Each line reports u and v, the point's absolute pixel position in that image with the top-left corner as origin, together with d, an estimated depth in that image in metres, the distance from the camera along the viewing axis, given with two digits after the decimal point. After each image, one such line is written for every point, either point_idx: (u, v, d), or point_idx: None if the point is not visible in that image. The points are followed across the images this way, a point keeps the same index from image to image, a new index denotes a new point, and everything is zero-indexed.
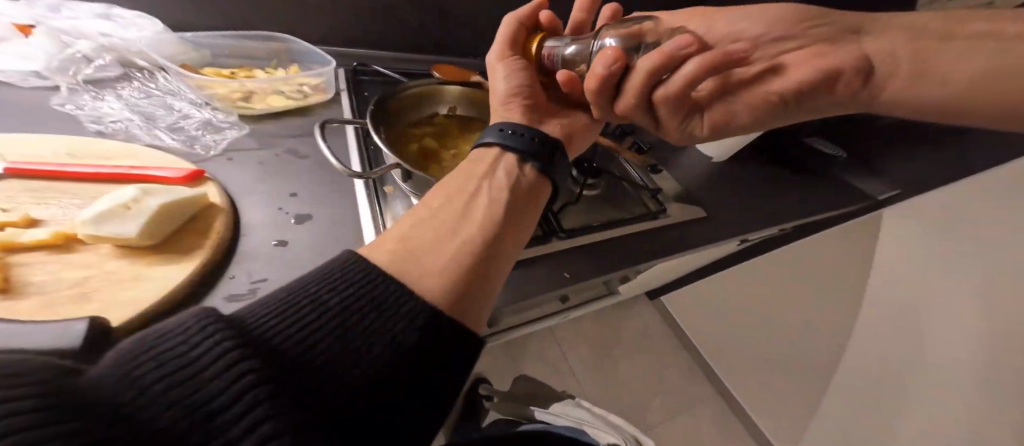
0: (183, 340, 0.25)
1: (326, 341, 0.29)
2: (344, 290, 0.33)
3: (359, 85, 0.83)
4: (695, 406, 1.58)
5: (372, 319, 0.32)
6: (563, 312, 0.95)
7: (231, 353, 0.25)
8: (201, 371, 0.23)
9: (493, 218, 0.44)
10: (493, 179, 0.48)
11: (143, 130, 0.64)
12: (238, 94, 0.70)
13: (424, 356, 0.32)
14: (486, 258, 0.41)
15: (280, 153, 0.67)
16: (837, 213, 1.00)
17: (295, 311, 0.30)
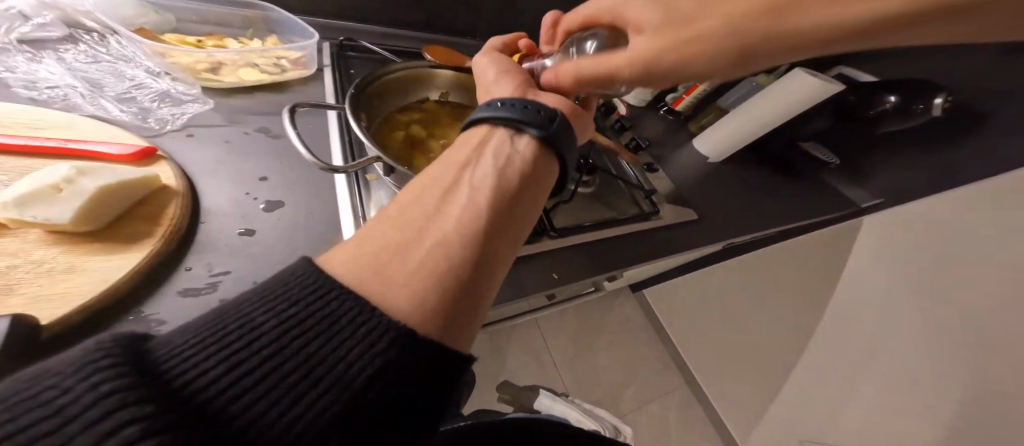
0: (68, 381, 0.19)
1: (260, 378, 0.22)
2: (289, 309, 0.25)
3: (344, 61, 0.76)
4: (662, 397, 1.48)
5: (324, 343, 0.24)
6: (550, 308, 0.92)
7: (119, 402, 0.19)
8: (78, 420, 0.18)
9: (479, 204, 0.34)
10: (476, 168, 0.38)
11: (85, 99, 0.55)
12: (204, 64, 0.62)
13: (394, 392, 0.24)
14: (472, 254, 0.31)
15: (249, 132, 0.59)
16: (825, 219, 0.97)
17: (224, 337, 0.23)
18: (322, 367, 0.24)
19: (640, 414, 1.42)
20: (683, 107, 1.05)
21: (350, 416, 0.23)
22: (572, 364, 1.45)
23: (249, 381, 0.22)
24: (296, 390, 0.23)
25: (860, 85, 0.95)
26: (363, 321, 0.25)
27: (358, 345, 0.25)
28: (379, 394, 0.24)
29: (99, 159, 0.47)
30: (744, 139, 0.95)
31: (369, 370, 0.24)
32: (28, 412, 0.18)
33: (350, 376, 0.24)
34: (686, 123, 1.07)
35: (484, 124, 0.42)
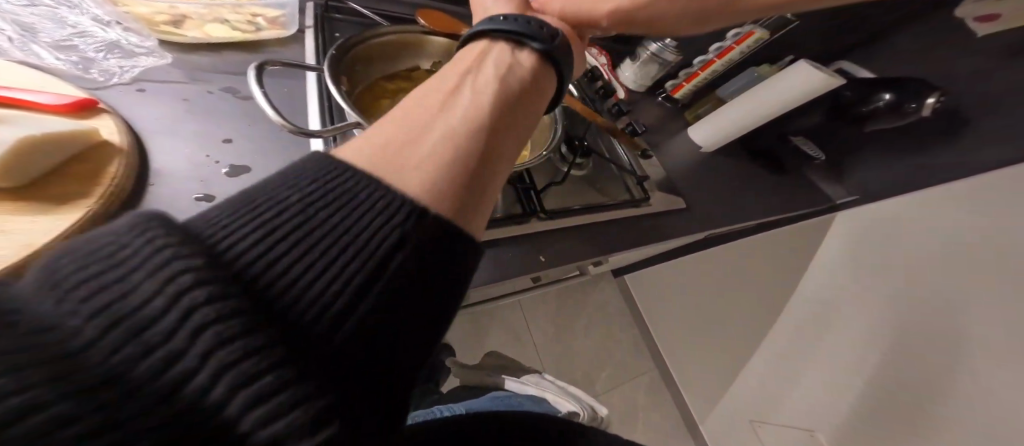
0: (124, 243, 0.18)
1: (295, 246, 0.20)
2: (307, 184, 0.23)
3: (329, 23, 0.69)
4: (635, 379, 1.45)
5: (348, 216, 0.22)
6: (533, 290, 0.89)
7: (174, 275, 0.17)
8: (140, 275, 0.16)
9: (481, 101, 0.31)
10: (480, 73, 0.34)
11: (12, 43, 0.48)
12: (164, 16, 0.54)
13: (427, 268, 0.23)
14: (477, 146, 0.29)
15: (213, 91, 0.53)
16: (806, 211, 0.99)
17: (249, 212, 0.21)
18: (352, 237, 0.22)
19: (613, 396, 1.40)
20: (681, 95, 1.01)
21: (382, 286, 0.21)
22: (551, 345, 1.41)
23: (282, 250, 0.20)
24: (330, 257, 0.21)
25: (860, 80, 0.92)
26: (389, 198, 0.23)
27: (381, 219, 0.23)
28: (415, 269, 0.23)
29: (17, 107, 0.39)
30: (740, 130, 0.93)
31: (396, 245, 0.22)
32: (95, 265, 0.16)
33: (381, 248, 0.22)
34: (683, 111, 1.05)
35: (482, 41, 0.38)
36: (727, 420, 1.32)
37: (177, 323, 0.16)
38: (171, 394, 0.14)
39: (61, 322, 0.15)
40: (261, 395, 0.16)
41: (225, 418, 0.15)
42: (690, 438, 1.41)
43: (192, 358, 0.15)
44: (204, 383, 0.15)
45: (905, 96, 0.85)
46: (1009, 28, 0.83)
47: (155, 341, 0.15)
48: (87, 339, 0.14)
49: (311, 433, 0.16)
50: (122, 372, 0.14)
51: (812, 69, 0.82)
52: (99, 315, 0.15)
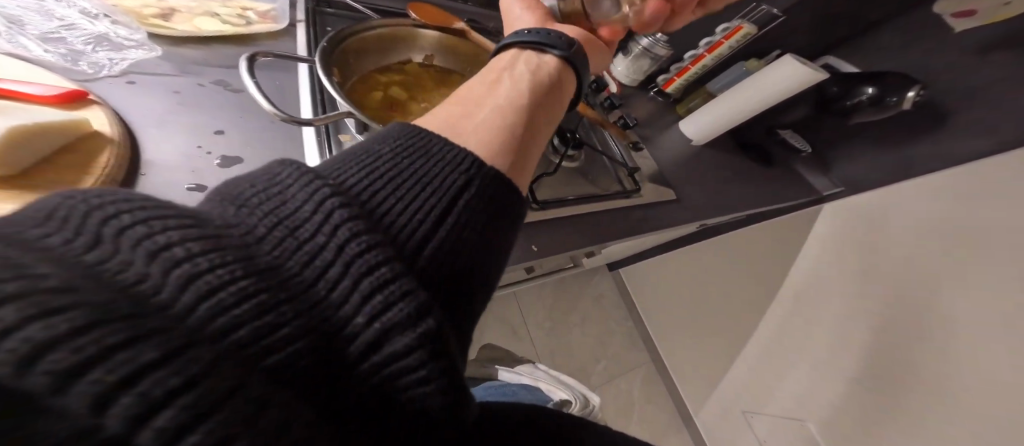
0: (273, 173, 0.21)
1: (392, 181, 0.23)
2: (398, 136, 0.27)
3: (320, 18, 0.70)
4: (630, 371, 1.47)
5: (431, 160, 0.26)
6: (528, 282, 0.90)
7: (318, 193, 0.21)
8: (286, 190, 0.20)
9: (519, 89, 0.35)
10: (517, 66, 0.37)
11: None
12: (154, 10, 0.56)
13: (494, 211, 0.26)
14: (519, 128, 0.32)
15: (205, 84, 0.53)
16: (793, 203, 1.01)
17: (357, 156, 0.24)
18: (433, 177, 0.25)
19: (608, 388, 1.41)
20: (673, 89, 1.02)
21: (456, 219, 0.24)
22: (548, 338, 1.42)
23: (384, 182, 0.23)
24: (417, 190, 0.24)
25: (843, 74, 0.94)
26: (459, 149, 0.27)
27: (455, 164, 0.26)
28: (484, 210, 0.26)
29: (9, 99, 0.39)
30: (730, 123, 0.94)
31: (466, 186, 0.25)
32: (257, 185, 0.21)
33: (456, 185, 0.25)
34: (673, 106, 1.06)
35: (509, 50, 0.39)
36: (719, 409, 1.34)
37: (315, 224, 0.19)
38: (310, 285, 0.18)
39: (241, 221, 0.18)
40: (378, 288, 0.19)
41: (347, 310, 0.18)
42: (684, 428, 1.43)
43: (329, 253, 0.19)
44: (336, 276, 0.18)
45: (887, 90, 0.87)
46: (984, 23, 0.86)
47: (304, 238, 0.19)
48: (258, 235, 0.18)
49: (415, 324, 0.19)
50: (278, 265, 0.18)
51: (798, 64, 0.83)
52: (266, 217, 0.19)
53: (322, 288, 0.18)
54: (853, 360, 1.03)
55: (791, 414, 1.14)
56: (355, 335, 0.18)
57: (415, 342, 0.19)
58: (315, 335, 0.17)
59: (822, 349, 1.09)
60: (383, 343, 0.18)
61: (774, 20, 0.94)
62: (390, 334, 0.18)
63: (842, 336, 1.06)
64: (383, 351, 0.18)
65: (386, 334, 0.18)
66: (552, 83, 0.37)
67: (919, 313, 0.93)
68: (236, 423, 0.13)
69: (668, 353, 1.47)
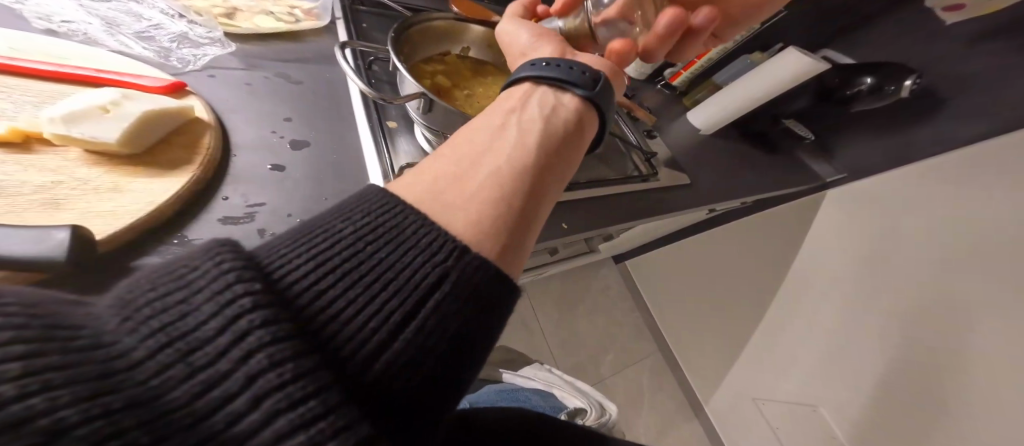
0: (194, 268, 0.20)
1: (343, 282, 0.24)
2: (359, 223, 0.27)
3: (356, 15, 0.75)
4: (639, 360, 1.53)
5: (392, 253, 0.26)
6: (553, 265, 0.96)
7: (235, 303, 0.19)
8: (196, 295, 0.19)
9: (525, 143, 0.37)
10: (523, 113, 0.40)
11: (105, 34, 0.53)
12: (220, 9, 0.62)
13: (463, 307, 0.26)
14: (520, 185, 0.34)
15: (270, 76, 0.59)
16: (797, 190, 1.07)
17: (312, 247, 0.25)
18: (395, 274, 0.25)
19: (618, 379, 1.46)
20: (679, 82, 1.08)
21: (416, 324, 0.24)
22: (558, 328, 1.47)
23: (333, 285, 0.24)
24: (372, 294, 0.24)
25: (844, 65, 0.99)
26: (431, 236, 0.28)
27: (422, 258, 0.27)
28: (448, 308, 0.26)
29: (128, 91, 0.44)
30: (738, 114, 0.99)
31: (433, 282, 0.26)
32: (164, 286, 0.19)
33: (423, 283, 0.26)
34: (681, 98, 1.11)
35: (524, 82, 0.44)
36: (727, 400, 1.39)
37: (216, 346, 0.18)
38: (198, 421, 0.16)
39: (120, 339, 0.17)
40: (299, 429, 0.17)
41: (259, 442, 0.16)
42: (696, 419, 1.47)
43: (233, 383, 0.17)
44: (240, 407, 0.17)
45: (885, 79, 0.93)
46: (974, 16, 0.90)
47: (200, 364, 0.17)
48: (137, 358, 0.17)
49: None
50: (157, 396, 0.16)
51: (800, 55, 0.88)
52: (153, 335, 0.18)
53: (220, 421, 0.16)
54: (855, 336, 1.10)
55: (802, 400, 1.20)
56: None
57: None
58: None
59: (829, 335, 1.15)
60: None
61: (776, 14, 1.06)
62: None
63: (844, 319, 1.12)
64: None
65: None
66: (561, 130, 0.40)
67: (918, 295, 0.99)
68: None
69: (676, 343, 1.52)
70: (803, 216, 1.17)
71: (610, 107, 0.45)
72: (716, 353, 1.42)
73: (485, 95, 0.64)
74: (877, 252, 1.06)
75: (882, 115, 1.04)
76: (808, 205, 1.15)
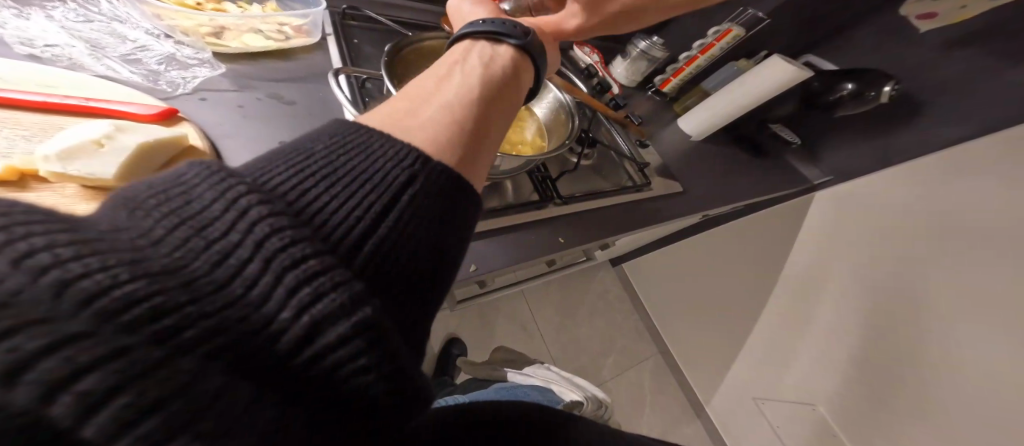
0: (181, 171, 0.21)
1: (324, 177, 0.23)
2: (330, 135, 0.26)
3: (347, 31, 0.75)
4: (641, 363, 1.54)
5: (368, 155, 0.26)
6: (547, 275, 0.96)
7: (231, 190, 0.20)
8: (187, 187, 0.20)
9: (470, 82, 0.36)
10: (467, 62, 0.39)
11: (90, 59, 0.52)
12: (207, 28, 0.59)
13: (441, 203, 0.27)
14: (471, 116, 0.33)
15: (261, 97, 0.58)
16: (787, 194, 1.10)
17: (287, 153, 0.24)
18: (372, 172, 0.25)
19: (619, 382, 1.47)
20: (669, 89, 1.08)
21: (398, 214, 0.24)
22: (558, 333, 1.48)
23: (314, 178, 0.23)
24: (353, 187, 0.24)
25: (824, 71, 1.01)
26: (404, 144, 0.27)
27: (398, 160, 0.26)
28: (428, 204, 0.26)
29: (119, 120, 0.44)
30: (726, 121, 1.01)
31: (412, 180, 0.26)
32: (153, 185, 0.19)
33: (402, 180, 0.25)
34: (671, 104, 1.12)
35: (465, 40, 0.43)
36: (729, 399, 1.41)
37: (222, 221, 0.19)
38: (219, 287, 0.17)
39: (127, 221, 0.17)
40: (307, 284, 0.19)
41: (272, 305, 0.18)
42: (698, 419, 1.48)
43: (244, 252, 0.18)
44: (253, 273, 0.18)
45: (865, 85, 0.95)
46: (947, 24, 0.91)
47: (214, 237, 0.18)
48: (147, 236, 0.17)
49: (351, 314, 0.19)
50: (177, 267, 0.17)
51: (785, 65, 0.90)
52: (158, 216, 0.18)
53: (238, 286, 0.17)
54: (850, 333, 1.13)
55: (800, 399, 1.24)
56: (280, 331, 0.17)
57: (354, 334, 0.19)
58: (229, 335, 0.16)
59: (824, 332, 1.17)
60: (313, 340, 0.18)
61: (760, 22, 1.01)
62: (324, 327, 0.18)
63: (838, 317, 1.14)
64: (316, 348, 0.18)
65: (319, 327, 0.18)
66: (504, 74, 0.39)
67: (904, 292, 1.02)
68: (216, 432, 0.14)
69: (677, 345, 1.54)
70: (795, 216, 1.19)
71: (544, 63, 0.45)
72: (715, 355, 1.43)
73: None
74: (865, 252, 1.09)
75: (882, 120, 1.04)
76: (799, 206, 1.17)
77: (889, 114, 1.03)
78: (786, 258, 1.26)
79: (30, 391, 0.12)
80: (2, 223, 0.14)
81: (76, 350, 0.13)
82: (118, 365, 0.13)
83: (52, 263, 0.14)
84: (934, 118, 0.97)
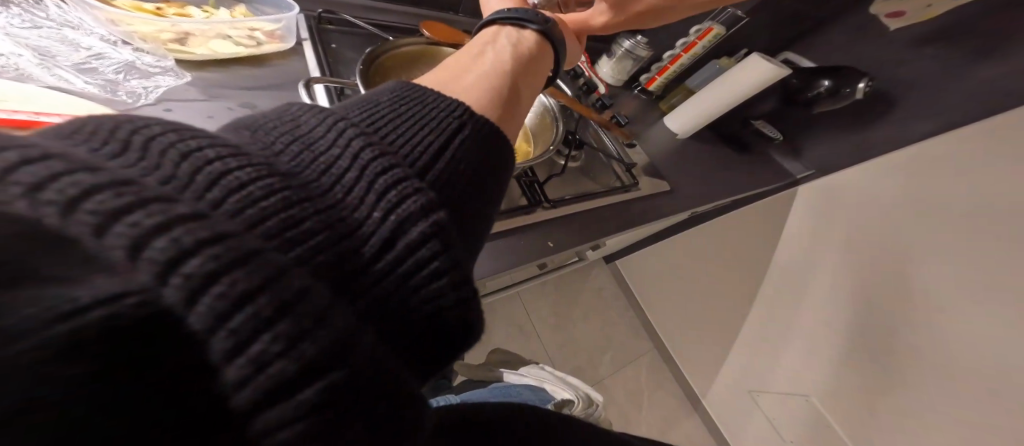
0: (291, 108, 0.23)
1: (400, 108, 0.24)
2: (403, 84, 0.28)
3: (324, 35, 0.72)
4: (637, 361, 1.53)
5: (433, 96, 0.27)
6: (540, 277, 0.94)
7: (332, 119, 0.22)
8: (298, 116, 0.22)
9: (504, 60, 0.36)
10: (498, 43, 0.38)
11: (38, 68, 0.47)
12: (170, 35, 0.56)
13: (498, 141, 0.27)
14: (504, 91, 0.33)
15: (233, 107, 0.55)
16: (772, 189, 1.11)
17: (364, 95, 0.26)
18: (438, 107, 0.26)
19: (616, 381, 1.46)
20: (655, 87, 1.09)
21: (464, 142, 0.25)
22: (553, 332, 1.47)
23: (392, 111, 0.24)
24: (423, 117, 0.25)
25: (803, 68, 1.03)
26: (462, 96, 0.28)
27: (460, 103, 0.27)
28: (485, 140, 0.26)
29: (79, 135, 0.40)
30: (710, 119, 1.02)
31: (471, 118, 0.27)
32: (270, 116, 0.22)
33: (464, 116, 0.26)
34: (656, 103, 1.13)
35: (491, 27, 0.41)
36: (725, 393, 1.41)
37: (328, 138, 0.21)
38: (326, 192, 0.19)
39: (256, 138, 0.20)
40: (392, 189, 0.20)
41: (364, 210, 0.19)
42: (696, 413, 1.48)
43: (344, 163, 0.20)
44: (351, 180, 0.20)
45: (841, 81, 0.96)
46: (916, 21, 0.93)
47: (320, 151, 0.20)
48: (272, 149, 0.19)
49: (427, 217, 0.20)
50: (296, 173, 0.19)
51: (765, 63, 0.91)
52: (279, 135, 0.20)
53: (339, 192, 0.19)
54: (842, 321, 1.15)
55: (794, 391, 1.25)
56: (370, 233, 0.19)
57: (429, 234, 0.19)
58: (332, 232, 0.17)
59: (817, 321, 1.20)
60: (396, 241, 0.19)
61: (739, 21, 0.99)
62: (405, 226, 0.19)
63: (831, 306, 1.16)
64: (397, 247, 0.19)
65: (401, 227, 0.19)
66: (531, 59, 0.38)
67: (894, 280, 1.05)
68: (298, 336, 0.14)
69: (671, 342, 1.53)
70: (781, 209, 1.20)
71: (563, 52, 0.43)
72: (709, 351, 1.44)
73: None
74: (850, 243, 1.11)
75: (864, 109, 1.04)
76: (785, 200, 1.19)
77: (867, 109, 1.05)
78: (773, 251, 1.27)
79: (151, 270, 0.13)
80: (158, 132, 0.16)
81: (184, 232, 0.13)
82: (215, 252, 0.13)
83: (211, 159, 0.16)
84: (907, 112, 1.00)
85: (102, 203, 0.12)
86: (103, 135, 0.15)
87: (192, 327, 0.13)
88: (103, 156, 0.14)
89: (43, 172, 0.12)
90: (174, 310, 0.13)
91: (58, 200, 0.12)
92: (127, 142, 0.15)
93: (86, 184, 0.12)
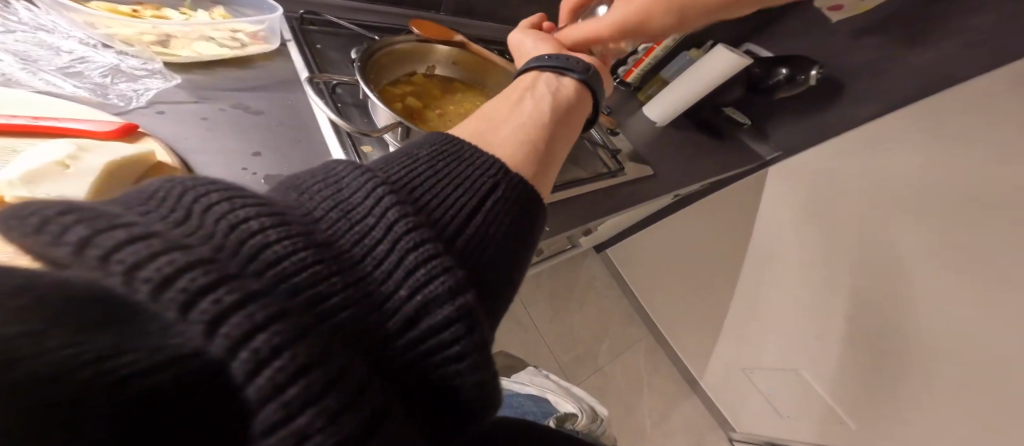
0: (339, 168, 0.25)
1: (431, 180, 0.27)
2: (436, 145, 0.30)
3: (307, 35, 0.72)
4: (634, 345, 1.59)
5: (458, 164, 0.29)
6: (537, 266, 0.97)
7: (373, 187, 0.24)
8: (344, 179, 0.24)
9: (542, 108, 0.41)
10: (536, 90, 0.44)
11: (23, 74, 0.46)
12: (152, 37, 0.55)
13: (513, 217, 0.30)
14: (540, 147, 0.37)
15: (226, 108, 0.54)
16: (742, 171, 1.18)
17: (400, 157, 0.28)
18: (464, 178, 0.29)
19: (616, 368, 1.51)
20: (633, 79, 1.15)
21: (485, 216, 0.27)
22: (550, 322, 1.50)
23: (423, 180, 0.27)
24: (452, 189, 0.27)
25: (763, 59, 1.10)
26: (485, 158, 0.31)
27: (484, 171, 0.30)
28: (502, 213, 0.29)
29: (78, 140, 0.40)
30: (685, 106, 1.07)
31: (491, 188, 0.29)
32: (319, 177, 0.24)
33: (486, 187, 0.29)
34: (634, 93, 1.18)
35: (530, 72, 0.46)
36: (718, 369, 1.49)
37: (366, 207, 0.23)
38: (359, 262, 0.20)
39: (301, 204, 0.22)
40: (422, 267, 0.22)
41: (393, 286, 0.21)
42: (692, 392, 1.57)
43: (377, 233, 0.22)
44: (382, 252, 0.21)
45: (795, 70, 1.04)
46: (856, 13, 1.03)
47: (356, 219, 0.22)
48: (316, 216, 0.21)
49: (454, 298, 0.22)
50: (332, 241, 0.20)
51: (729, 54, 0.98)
52: (323, 202, 0.22)
53: (370, 263, 0.21)
54: (816, 290, 1.23)
55: (784, 366, 1.32)
56: (396, 307, 0.20)
57: (452, 315, 0.21)
58: (362, 308, 0.19)
59: (795, 293, 1.27)
60: (423, 318, 0.21)
61: None
62: (431, 305, 0.21)
63: (807, 277, 1.24)
64: (421, 325, 0.21)
65: (426, 306, 0.21)
66: (568, 105, 0.43)
67: (861, 252, 1.14)
68: (337, 410, 0.15)
69: (665, 323, 1.59)
70: (754, 189, 1.28)
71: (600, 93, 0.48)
72: (700, 330, 1.51)
73: (458, 113, 0.64)
74: (817, 217, 1.20)
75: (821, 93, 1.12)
76: (757, 182, 1.27)
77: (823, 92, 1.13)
78: (750, 230, 1.33)
79: (223, 343, 0.14)
80: (214, 200, 0.18)
81: (249, 311, 0.15)
82: (278, 328, 0.15)
83: (256, 229, 0.18)
84: (854, 95, 1.08)
85: (192, 280, 0.14)
86: (174, 209, 0.17)
87: (249, 395, 0.14)
88: (169, 225, 0.16)
89: (144, 251, 0.14)
90: (236, 377, 0.14)
91: (154, 278, 0.14)
92: (188, 210, 0.17)
93: (176, 265, 0.14)
